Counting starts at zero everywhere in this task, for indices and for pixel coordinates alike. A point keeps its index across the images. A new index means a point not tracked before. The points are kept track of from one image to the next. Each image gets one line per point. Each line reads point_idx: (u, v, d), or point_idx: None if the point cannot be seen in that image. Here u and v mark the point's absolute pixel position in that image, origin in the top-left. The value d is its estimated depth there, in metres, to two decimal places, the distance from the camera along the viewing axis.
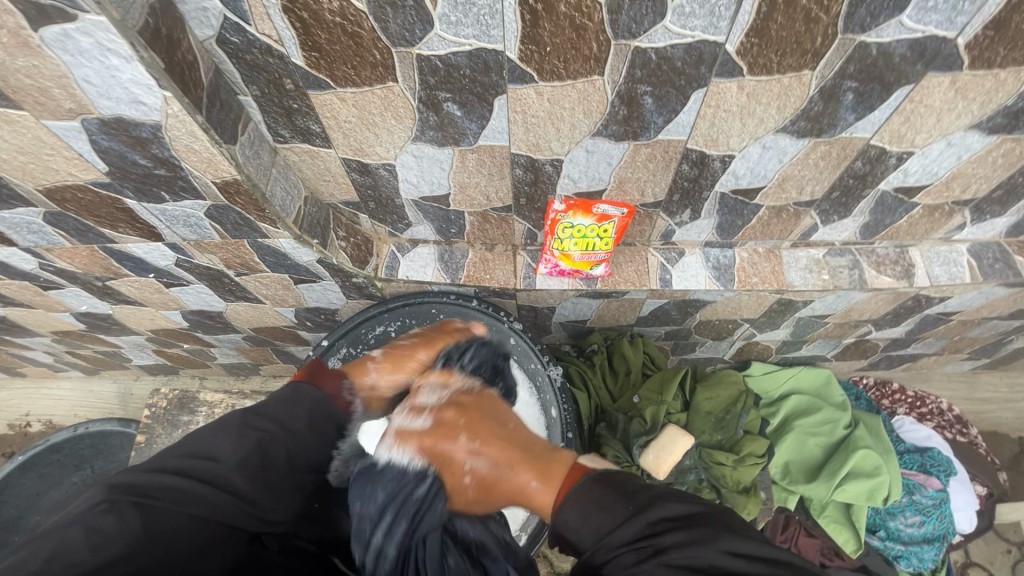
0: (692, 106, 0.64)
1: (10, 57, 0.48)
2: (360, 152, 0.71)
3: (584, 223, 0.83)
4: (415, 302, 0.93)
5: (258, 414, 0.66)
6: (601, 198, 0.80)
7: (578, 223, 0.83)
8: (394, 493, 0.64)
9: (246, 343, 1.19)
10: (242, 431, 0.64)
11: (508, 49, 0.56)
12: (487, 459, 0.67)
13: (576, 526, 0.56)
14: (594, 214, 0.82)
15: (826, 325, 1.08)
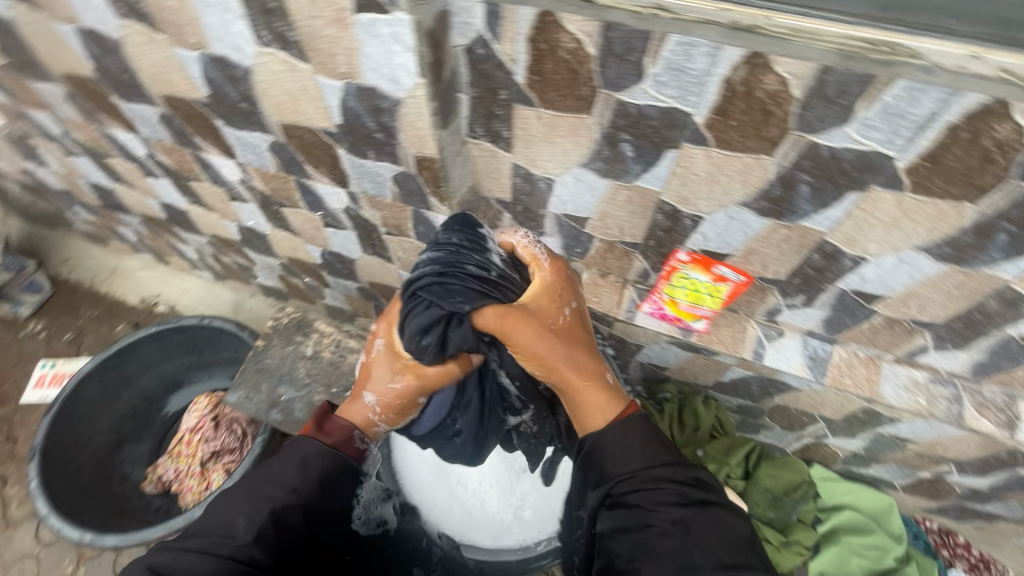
0: (844, 205, 0.69)
1: (323, 27, 0.62)
2: (531, 161, 0.81)
3: (701, 278, 0.91)
4: None
5: (293, 456, 0.77)
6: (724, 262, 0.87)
7: (695, 276, 0.92)
8: (458, 267, 0.77)
9: (356, 293, 1.34)
10: (306, 464, 0.76)
11: (698, 114, 0.64)
12: (568, 332, 0.79)
13: (626, 445, 0.76)
14: (712, 273, 0.90)
15: (905, 450, 1.06)
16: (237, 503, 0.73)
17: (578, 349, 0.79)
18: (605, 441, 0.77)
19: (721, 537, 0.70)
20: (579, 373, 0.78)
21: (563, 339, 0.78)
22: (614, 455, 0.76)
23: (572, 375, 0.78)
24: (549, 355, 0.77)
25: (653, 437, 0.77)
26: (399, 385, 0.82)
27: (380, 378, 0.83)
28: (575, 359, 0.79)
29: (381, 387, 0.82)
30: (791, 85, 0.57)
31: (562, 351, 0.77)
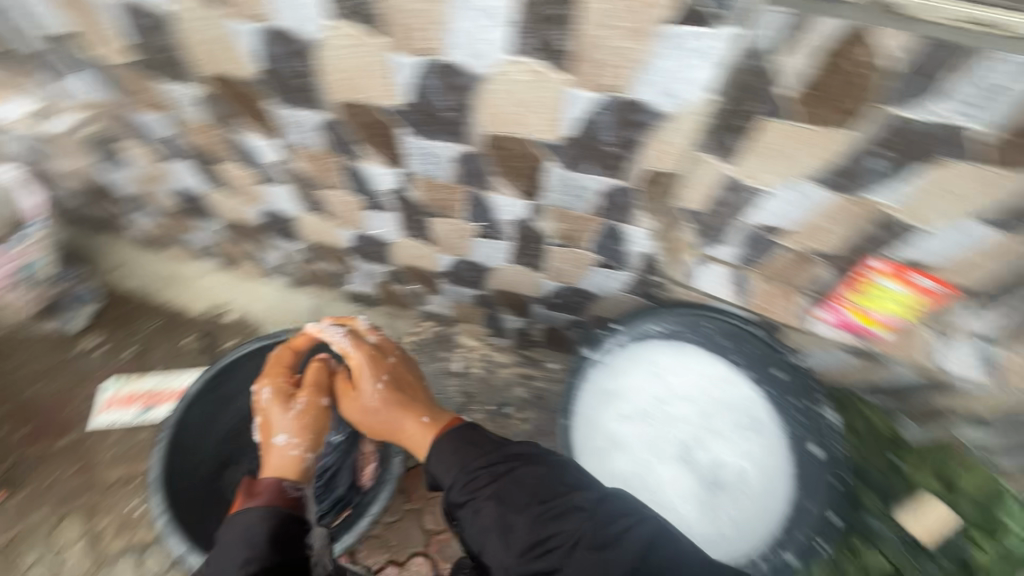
0: (916, 182, 0.71)
1: (412, 4, 0.69)
2: None
3: (896, 288, 0.89)
4: (678, 313, 1.12)
5: (245, 531, 0.82)
6: (924, 271, 0.85)
7: (889, 286, 0.89)
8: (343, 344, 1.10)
9: (382, 278, 1.40)
10: (247, 540, 0.81)
11: (787, 87, 0.65)
12: (381, 394, 1.04)
13: (440, 465, 0.87)
14: (908, 283, 0.87)
15: (922, 409, 1.08)
16: (235, 551, 0.80)
17: (409, 393, 1.06)
18: (493, 499, 0.79)
19: (528, 493, 0.79)
20: (420, 410, 1.03)
21: (387, 383, 1.06)
22: (435, 470, 0.88)
23: (405, 409, 1.03)
24: (379, 402, 1.04)
25: (477, 438, 0.87)
26: (303, 405, 1.02)
27: (277, 411, 1.02)
28: (412, 400, 1.05)
29: (280, 421, 1.01)
30: (952, 80, 0.58)
31: (382, 400, 1.03)
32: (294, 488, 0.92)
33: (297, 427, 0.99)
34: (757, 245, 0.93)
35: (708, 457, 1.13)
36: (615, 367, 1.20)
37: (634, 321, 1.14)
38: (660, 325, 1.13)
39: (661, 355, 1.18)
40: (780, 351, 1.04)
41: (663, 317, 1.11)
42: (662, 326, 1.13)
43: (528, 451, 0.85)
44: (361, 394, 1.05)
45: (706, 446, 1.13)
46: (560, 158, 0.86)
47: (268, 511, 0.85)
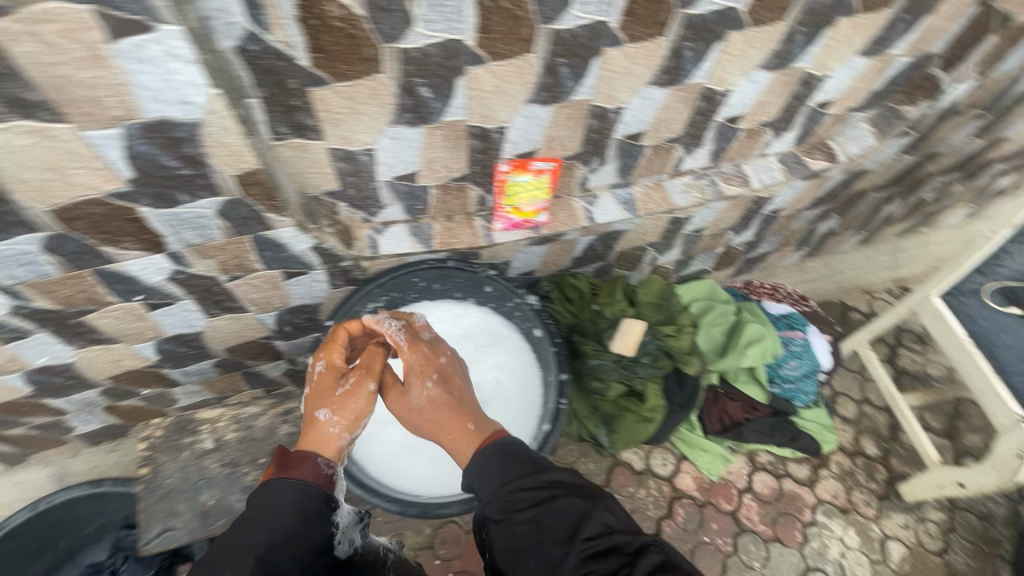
0: (593, 71, 0.90)
1: (76, 71, 0.55)
2: (346, 140, 0.85)
3: (525, 178, 1.04)
4: (399, 276, 1.06)
5: (280, 514, 0.79)
6: (535, 156, 1.03)
7: (520, 179, 1.04)
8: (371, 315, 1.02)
9: (216, 372, 1.20)
10: (272, 523, 0.78)
11: (467, 38, 0.76)
12: (437, 391, 0.95)
13: (484, 478, 0.83)
14: (532, 170, 1.04)
15: (777, 219, 1.44)
16: (299, 529, 0.80)
17: (459, 395, 0.96)
18: (533, 523, 0.76)
19: (568, 522, 0.75)
20: (470, 410, 0.95)
21: (440, 386, 0.96)
22: (478, 484, 0.84)
23: (462, 407, 0.95)
24: (451, 401, 0.95)
25: (516, 451, 0.86)
26: (353, 389, 0.92)
27: (330, 380, 0.94)
28: (461, 402, 0.96)
29: (327, 397, 0.92)
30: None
31: (467, 398, 0.97)
32: (325, 466, 0.87)
33: (342, 401, 0.91)
34: (565, 154, 1.06)
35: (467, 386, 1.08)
36: None
37: (384, 295, 1.06)
38: (447, 257, 1.09)
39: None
40: (479, 270, 1.10)
41: (425, 264, 1.07)
42: (398, 289, 1.07)
43: (572, 482, 0.82)
44: (407, 390, 0.96)
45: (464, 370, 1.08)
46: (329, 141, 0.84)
47: (305, 493, 0.83)
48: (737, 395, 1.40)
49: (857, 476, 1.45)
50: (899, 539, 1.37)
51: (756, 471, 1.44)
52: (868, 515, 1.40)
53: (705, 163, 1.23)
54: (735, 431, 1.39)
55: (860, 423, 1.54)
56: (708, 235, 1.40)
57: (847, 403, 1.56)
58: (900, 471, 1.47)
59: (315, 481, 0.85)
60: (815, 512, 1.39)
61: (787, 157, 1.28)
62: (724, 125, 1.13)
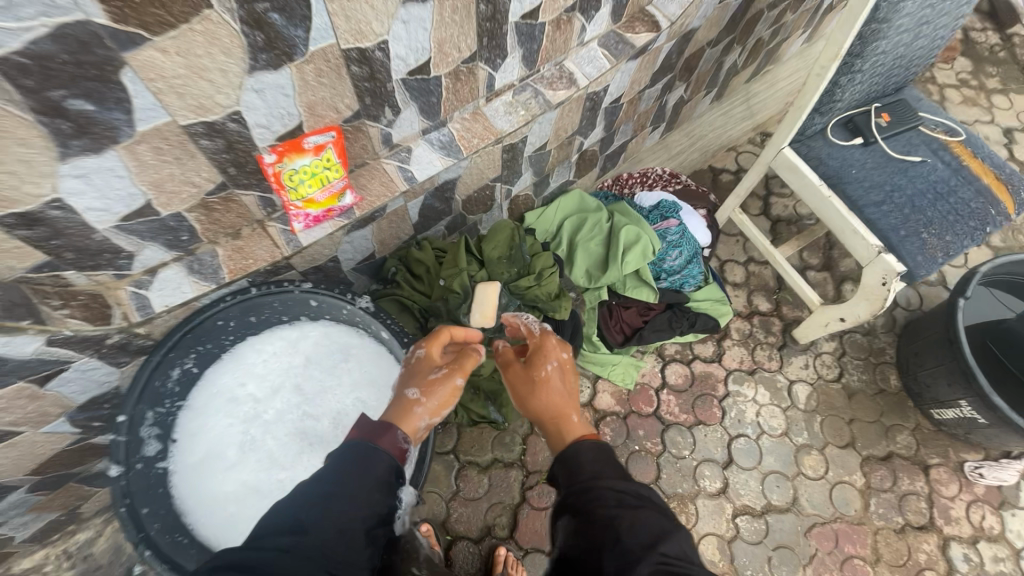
0: (318, 7, 0.67)
1: None
2: (8, 200, 0.61)
3: (305, 162, 0.84)
4: (196, 327, 0.84)
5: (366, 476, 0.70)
6: (305, 132, 0.82)
7: (300, 165, 0.84)
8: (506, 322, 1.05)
9: (39, 496, 0.99)
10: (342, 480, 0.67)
11: (93, 14, 0.52)
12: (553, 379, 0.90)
13: (586, 465, 0.75)
14: (308, 149, 0.83)
15: (623, 107, 1.32)
16: (369, 494, 0.68)
17: (562, 393, 0.89)
18: (609, 523, 0.66)
19: (648, 534, 0.64)
20: (571, 406, 0.87)
21: (560, 379, 0.90)
22: (574, 468, 0.76)
23: (568, 403, 0.87)
24: (552, 394, 0.88)
25: (612, 458, 0.76)
26: (446, 378, 0.83)
27: (422, 365, 0.85)
28: (561, 397, 0.88)
29: (421, 379, 0.83)
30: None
31: (568, 394, 0.89)
32: (403, 442, 0.76)
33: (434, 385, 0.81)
34: (343, 119, 0.85)
35: (325, 420, 0.89)
36: (198, 394, 0.88)
37: (192, 353, 0.86)
38: (243, 279, 0.87)
39: (228, 377, 0.90)
40: (292, 287, 0.89)
41: (223, 306, 0.86)
42: (200, 341, 0.86)
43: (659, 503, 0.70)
44: (524, 377, 0.91)
45: (317, 404, 0.90)
46: None
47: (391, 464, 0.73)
48: (631, 303, 1.37)
49: (756, 336, 1.50)
50: (803, 380, 1.45)
51: (668, 364, 1.45)
52: (773, 369, 1.46)
53: (521, 73, 1.05)
54: (637, 338, 1.35)
55: (750, 284, 1.57)
56: (556, 147, 1.26)
57: (735, 269, 1.58)
58: (792, 317, 1.53)
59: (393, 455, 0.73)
60: (727, 384, 1.44)
61: (609, 39, 1.13)
62: (522, 25, 0.95)
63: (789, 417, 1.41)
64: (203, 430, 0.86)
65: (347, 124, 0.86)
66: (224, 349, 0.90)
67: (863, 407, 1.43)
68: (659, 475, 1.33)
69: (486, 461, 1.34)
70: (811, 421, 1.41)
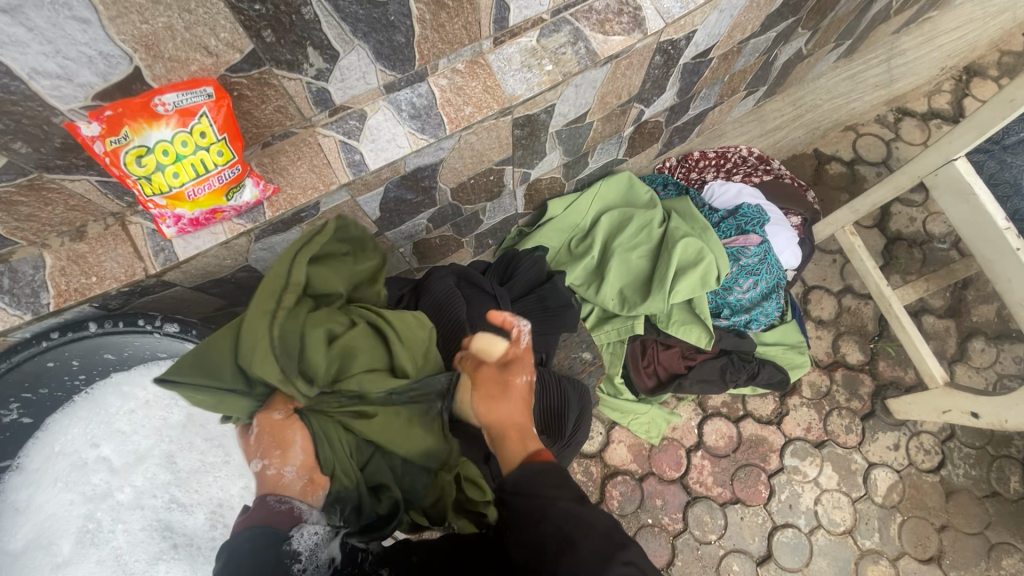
0: None
1: None
2: None
3: (161, 137, 0.49)
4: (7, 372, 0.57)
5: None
6: (156, 86, 0.48)
7: (154, 141, 0.49)
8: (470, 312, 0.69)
9: None
10: None
11: None
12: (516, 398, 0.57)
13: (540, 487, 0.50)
14: (164, 117, 0.48)
15: (711, 63, 0.89)
16: None
17: (519, 404, 0.57)
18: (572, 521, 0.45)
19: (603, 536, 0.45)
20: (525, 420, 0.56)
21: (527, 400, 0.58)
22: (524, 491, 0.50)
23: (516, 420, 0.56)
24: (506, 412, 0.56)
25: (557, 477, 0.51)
26: (258, 428, 0.52)
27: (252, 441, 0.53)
28: (513, 410, 0.56)
29: (251, 446, 0.53)
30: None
31: (518, 403, 0.57)
32: (279, 505, 0.48)
33: (273, 440, 0.51)
34: (228, 66, 0.50)
35: (198, 515, 0.64)
36: (33, 453, 0.63)
37: (14, 402, 0.60)
38: (90, 303, 0.59)
39: (76, 432, 0.64)
40: (156, 325, 0.60)
41: (48, 346, 0.57)
42: (28, 387, 0.60)
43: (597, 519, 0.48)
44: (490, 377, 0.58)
45: (192, 490, 0.65)
46: None
47: (261, 532, 0.45)
48: (673, 341, 1.01)
49: (835, 398, 1.13)
50: (886, 465, 1.10)
51: (708, 418, 1.12)
52: (849, 444, 1.11)
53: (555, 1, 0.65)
54: (673, 388, 1.02)
55: (839, 323, 1.17)
56: (601, 119, 0.86)
57: (822, 301, 1.18)
58: (889, 377, 1.15)
59: (278, 522, 0.46)
60: (783, 456, 1.10)
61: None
62: None
63: (859, 511, 1.07)
64: (34, 506, 0.62)
65: (241, 75, 0.52)
66: (73, 391, 0.64)
67: (964, 513, 1.07)
68: (673, 561, 1.03)
69: None
70: (887, 521, 1.07)
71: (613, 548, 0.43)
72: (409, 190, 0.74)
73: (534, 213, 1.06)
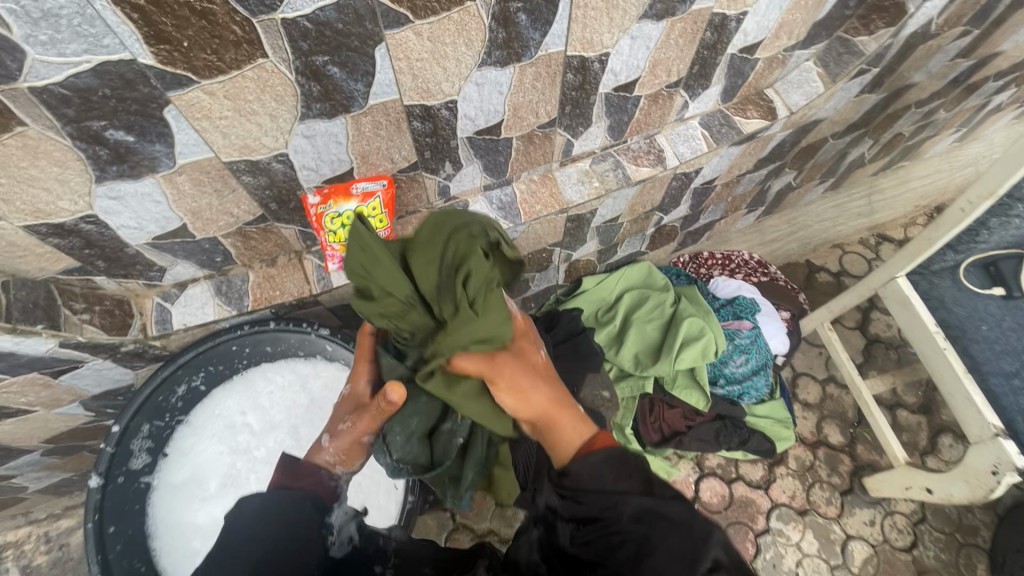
0: (383, 64, 0.62)
1: None
2: (42, 213, 0.60)
3: (349, 207, 0.80)
4: (209, 348, 0.82)
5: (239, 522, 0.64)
6: (355, 177, 0.77)
7: (343, 209, 0.80)
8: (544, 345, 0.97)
9: (51, 459, 1.03)
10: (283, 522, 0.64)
11: (138, 53, 0.50)
12: (544, 378, 0.67)
13: (594, 480, 0.57)
14: (356, 195, 0.79)
15: (715, 188, 1.18)
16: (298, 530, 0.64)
17: (545, 384, 0.66)
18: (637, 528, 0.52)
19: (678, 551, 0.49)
20: (554, 399, 0.65)
21: (545, 367, 0.69)
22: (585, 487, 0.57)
23: (557, 403, 0.65)
24: (529, 392, 0.64)
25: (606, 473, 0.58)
26: (347, 436, 0.76)
27: (344, 410, 0.78)
28: (543, 392, 0.65)
29: (340, 422, 0.78)
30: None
31: (527, 376, 0.65)
32: (330, 480, 0.76)
33: (348, 447, 0.77)
34: (399, 169, 0.80)
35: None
36: (197, 414, 0.86)
37: (203, 371, 0.84)
38: (268, 308, 0.85)
39: (231, 402, 0.88)
40: (309, 328, 0.86)
41: (240, 334, 0.83)
42: (215, 362, 0.84)
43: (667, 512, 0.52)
44: (521, 356, 0.66)
45: None
46: (14, 219, 0.59)
47: (319, 494, 0.72)
48: (676, 402, 1.22)
49: (818, 472, 1.30)
50: (863, 538, 1.24)
51: (704, 477, 1.29)
52: (829, 515, 1.26)
53: (604, 142, 0.96)
54: (675, 443, 1.22)
55: (823, 407, 1.37)
56: (629, 220, 1.15)
57: (808, 386, 1.39)
58: (866, 460, 1.31)
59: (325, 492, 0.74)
60: (769, 518, 1.25)
61: (712, 119, 0.99)
62: (614, 96, 0.86)
63: None
64: (194, 452, 0.84)
65: (403, 174, 0.82)
66: (235, 371, 0.88)
67: None
68: None
69: (482, 532, 1.26)
70: None
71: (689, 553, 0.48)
72: None
73: (569, 286, 1.33)
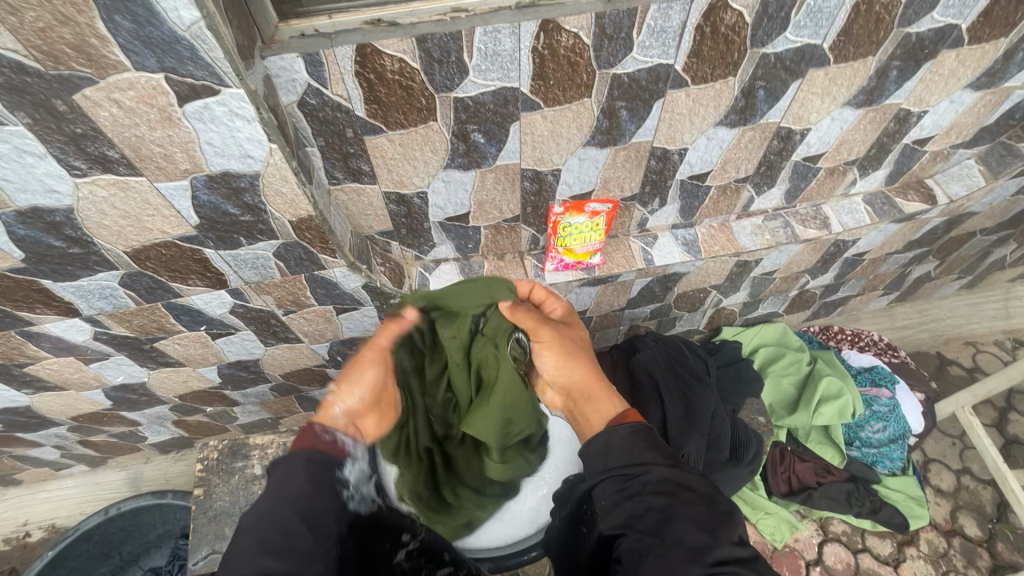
0: (655, 114, 0.85)
1: (150, 130, 0.59)
2: (400, 184, 0.85)
3: (579, 220, 0.99)
4: None
5: (287, 480, 0.62)
6: (591, 198, 0.99)
7: (574, 221, 0.99)
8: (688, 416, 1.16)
9: (272, 395, 1.25)
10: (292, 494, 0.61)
11: (522, 85, 0.74)
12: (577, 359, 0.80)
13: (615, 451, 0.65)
14: (587, 212, 0.98)
15: (862, 262, 1.31)
16: (306, 495, 0.62)
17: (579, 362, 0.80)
18: (654, 509, 0.59)
19: (694, 524, 0.56)
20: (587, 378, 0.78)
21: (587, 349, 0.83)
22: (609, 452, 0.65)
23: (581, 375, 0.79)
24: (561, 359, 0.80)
25: (639, 437, 0.66)
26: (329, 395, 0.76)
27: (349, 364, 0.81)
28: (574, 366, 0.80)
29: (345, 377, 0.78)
30: (744, 15, 0.72)
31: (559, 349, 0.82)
32: (325, 434, 0.69)
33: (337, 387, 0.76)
34: (622, 197, 1.01)
35: None
36: None
37: None
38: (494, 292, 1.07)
39: None
40: None
41: None
42: None
43: (702, 487, 0.60)
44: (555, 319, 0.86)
45: None
46: (383, 185, 0.84)
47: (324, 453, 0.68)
48: (809, 456, 1.27)
49: (952, 560, 1.28)
50: None
51: (828, 541, 1.31)
52: None
53: (778, 204, 1.13)
54: (804, 497, 1.24)
55: (958, 497, 1.36)
56: (781, 278, 1.29)
57: (941, 473, 1.39)
58: (1007, 559, 1.29)
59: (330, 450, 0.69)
60: None
61: (875, 198, 1.15)
62: (801, 164, 1.04)
63: None
64: None
65: (624, 202, 1.03)
66: None
67: None
68: None
69: None
70: None
71: (708, 537, 0.55)
72: (659, 285, 1.19)
73: (710, 333, 1.46)
